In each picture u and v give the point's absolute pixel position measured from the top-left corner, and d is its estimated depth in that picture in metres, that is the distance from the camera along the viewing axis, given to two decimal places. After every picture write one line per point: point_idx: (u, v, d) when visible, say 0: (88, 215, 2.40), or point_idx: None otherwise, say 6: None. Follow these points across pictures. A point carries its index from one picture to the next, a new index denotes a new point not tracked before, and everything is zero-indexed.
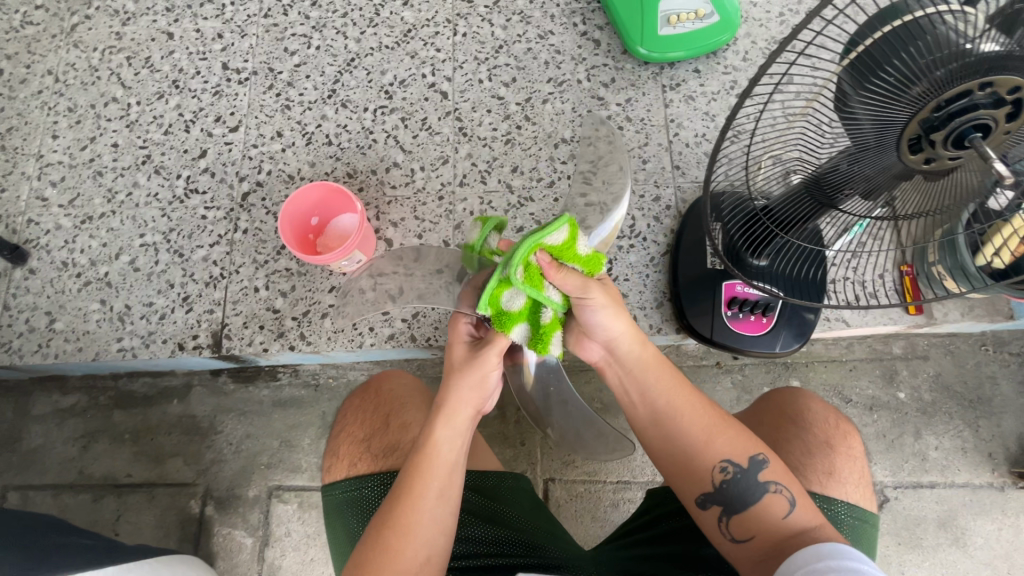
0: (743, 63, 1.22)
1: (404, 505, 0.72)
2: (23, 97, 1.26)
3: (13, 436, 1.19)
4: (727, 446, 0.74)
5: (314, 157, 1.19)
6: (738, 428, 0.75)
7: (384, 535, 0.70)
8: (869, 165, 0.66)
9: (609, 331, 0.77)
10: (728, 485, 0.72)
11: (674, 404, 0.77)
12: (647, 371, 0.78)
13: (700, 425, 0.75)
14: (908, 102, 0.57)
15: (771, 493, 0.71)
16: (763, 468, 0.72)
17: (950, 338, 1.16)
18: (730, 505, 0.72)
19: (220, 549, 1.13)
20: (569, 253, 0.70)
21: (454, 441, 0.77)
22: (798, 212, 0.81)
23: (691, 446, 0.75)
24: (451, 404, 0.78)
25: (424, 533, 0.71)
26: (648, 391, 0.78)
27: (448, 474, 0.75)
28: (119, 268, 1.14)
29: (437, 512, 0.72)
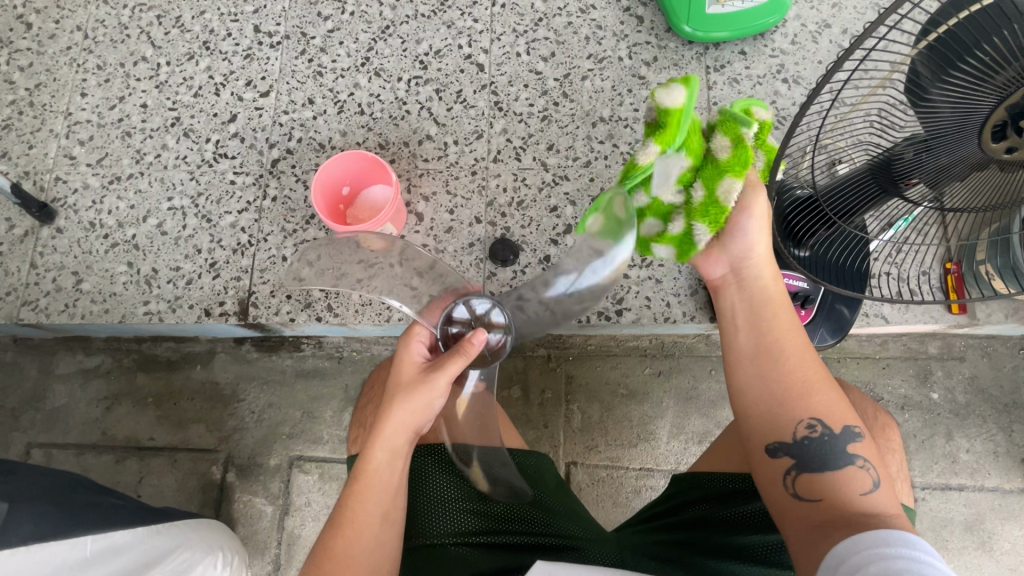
0: (791, 46, 1.17)
1: (347, 532, 0.70)
2: (52, 53, 1.24)
3: (38, 394, 1.19)
4: (823, 404, 0.68)
5: (346, 126, 1.17)
6: (840, 393, 0.70)
7: (324, 568, 0.68)
8: (945, 153, 0.62)
9: (750, 247, 0.74)
10: (812, 442, 0.67)
11: (783, 341, 0.71)
12: (768, 302, 0.74)
13: (802, 372, 0.70)
14: (993, 89, 0.54)
15: (855, 467, 0.65)
16: (855, 440, 0.67)
17: (989, 340, 1.13)
18: (805, 461, 0.66)
19: (240, 516, 1.14)
20: (763, 149, 0.74)
21: (395, 463, 0.74)
22: (860, 196, 0.79)
23: (789, 389, 0.69)
24: (387, 433, 0.74)
25: (365, 561, 0.69)
26: (760, 322, 0.73)
27: (392, 499, 0.73)
28: (146, 231, 1.13)
29: (380, 539, 0.71)
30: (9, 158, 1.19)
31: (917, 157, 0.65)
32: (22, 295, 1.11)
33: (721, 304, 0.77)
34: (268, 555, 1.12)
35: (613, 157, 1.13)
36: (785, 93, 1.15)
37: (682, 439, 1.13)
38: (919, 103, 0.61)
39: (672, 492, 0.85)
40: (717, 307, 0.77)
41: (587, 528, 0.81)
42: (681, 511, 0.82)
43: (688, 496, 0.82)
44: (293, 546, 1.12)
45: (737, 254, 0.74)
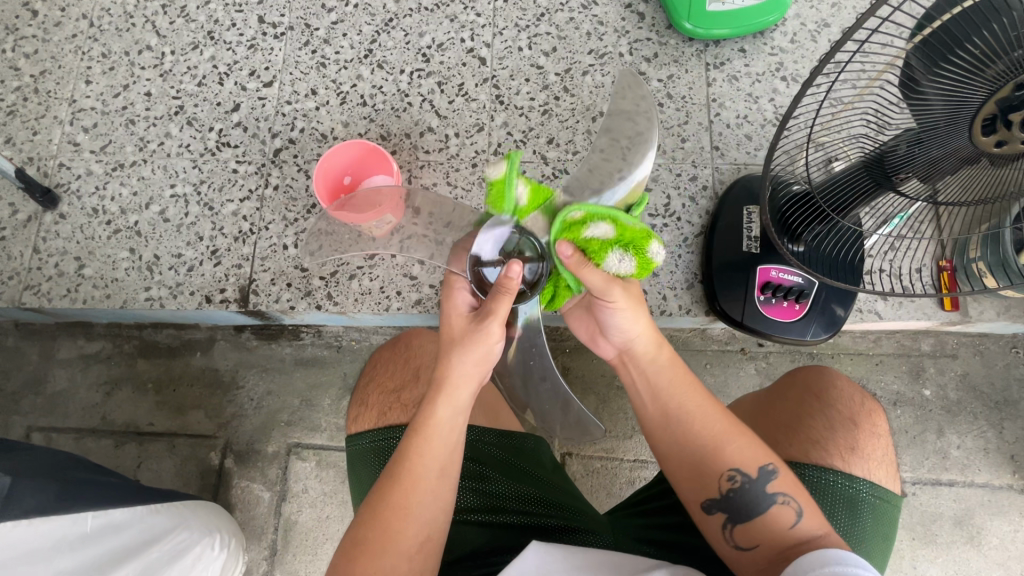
0: (790, 45, 1.18)
1: (403, 485, 0.69)
2: (57, 41, 1.25)
3: (39, 377, 1.20)
4: (737, 454, 0.70)
5: (349, 117, 1.18)
6: (751, 435, 0.72)
7: (382, 514, 0.67)
8: (936, 146, 0.63)
9: (628, 327, 0.78)
10: (736, 493, 0.70)
11: (682, 406, 0.74)
12: (664, 370, 0.77)
13: (708, 430, 0.72)
14: (983, 82, 0.55)
15: (779, 504, 0.68)
16: (773, 478, 0.69)
17: (981, 338, 1.14)
18: (735, 512, 0.69)
19: (238, 501, 1.15)
20: (630, 247, 0.72)
21: (457, 419, 0.73)
22: (855, 189, 0.80)
23: (698, 455, 0.72)
24: (450, 384, 0.74)
25: (423, 513, 0.68)
26: (658, 392, 0.76)
27: (450, 455, 0.72)
28: (149, 218, 1.14)
29: (438, 491, 0.70)
30: (14, 144, 1.20)
31: (909, 152, 0.67)
32: (25, 279, 1.12)
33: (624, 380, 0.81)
34: (265, 540, 1.13)
35: None
36: (783, 91, 1.16)
37: None
38: (913, 96, 0.63)
39: (664, 477, 0.86)
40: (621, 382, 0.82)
41: (581, 510, 0.82)
42: (674, 494, 0.83)
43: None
44: (290, 532, 1.13)
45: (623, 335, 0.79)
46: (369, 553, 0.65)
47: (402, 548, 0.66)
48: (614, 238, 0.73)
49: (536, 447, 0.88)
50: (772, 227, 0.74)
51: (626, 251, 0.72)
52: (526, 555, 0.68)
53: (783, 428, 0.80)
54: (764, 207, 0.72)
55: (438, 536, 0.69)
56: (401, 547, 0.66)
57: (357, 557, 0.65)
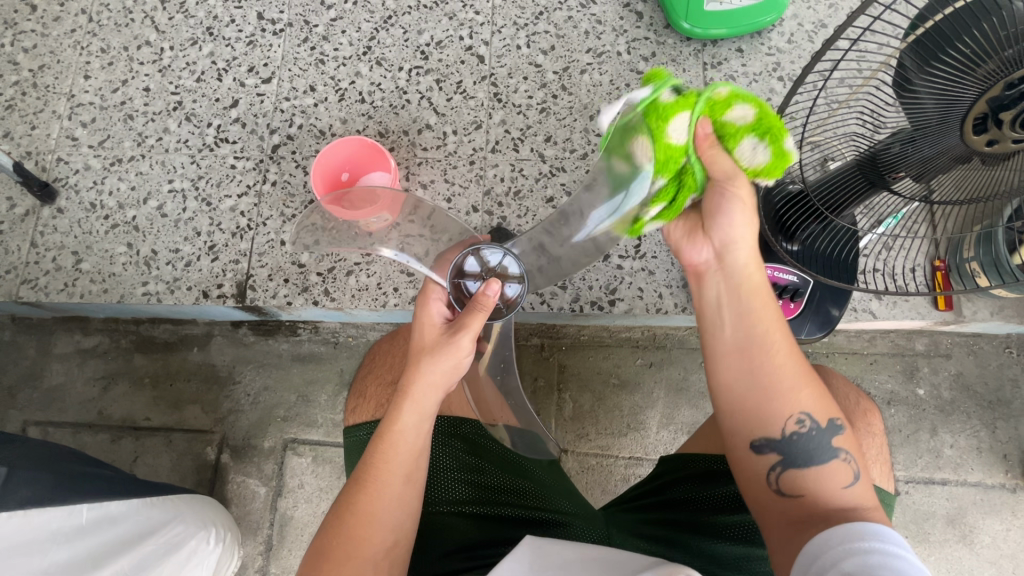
0: (788, 45, 1.19)
1: (368, 493, 0.69)
2: (56, 35, 1.25)
3: (36, 372, 1.20)
4: (809, 398, 0.66)
5: (346, 114, 1.18)
6: (823, 385, 0.68)
7: (346, 520, 0.68)
8: (927, 144, 0.64)
9: (733, 229, 0.68)
10: (799, 436, 0.65)
11: (767, 333, 0.67)
12: (754, 291, 0.68)
13: (788, 365, 0.66)
14: (974, 81, 0.56)
15: (839, 461, 0.65)
16: (837, 433, 0.66)
17: (975, 337, 1.15)
18: (791, 457, 0.65)
19: (234, 496, 1.15)
20: (772, 132, 0.61)
21: (422, 429, 0.73)
22: (851, 188, 0.80)
23: (774, 383, 0.66)
24: (415, 397, 0.73)
25: (389, 521, 0.68)
26: (743, 313, 0.68)
27: (416, 463, 0.71)
28: (147, 213, 1.14)
29: (403, 499, 0.70)
30: (12, 138, 1.20)
31: (902, 151, 0.67)
32: (22, 273, 1.12)
33: (702, 292, 0.71)
34: (260, 535, 1.13)
35: None
36: (780, 91, 1.17)
37: (671, 429, 1.14)
38: (904, 94, 0.63)
39: (658, 473, 0.87)
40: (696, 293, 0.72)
41: (578, 506, 0.82)
42: (667, 490, 0.83)
43: (675, 476, 0.83)
44: (285, 527, 1.13)
45: (723, 238, 0.68)
46: (332, 557, 0.66)
47: (368, 555, 0.66)
48: (759, 118, 0.61)
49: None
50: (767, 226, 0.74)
51: (764, 137, 0.62)
52: (520, 549, 0.69)
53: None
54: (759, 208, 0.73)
55: (405, 541, 0.70)
56: (368, 554, 0.66)
57: (324, 564, 0.66)
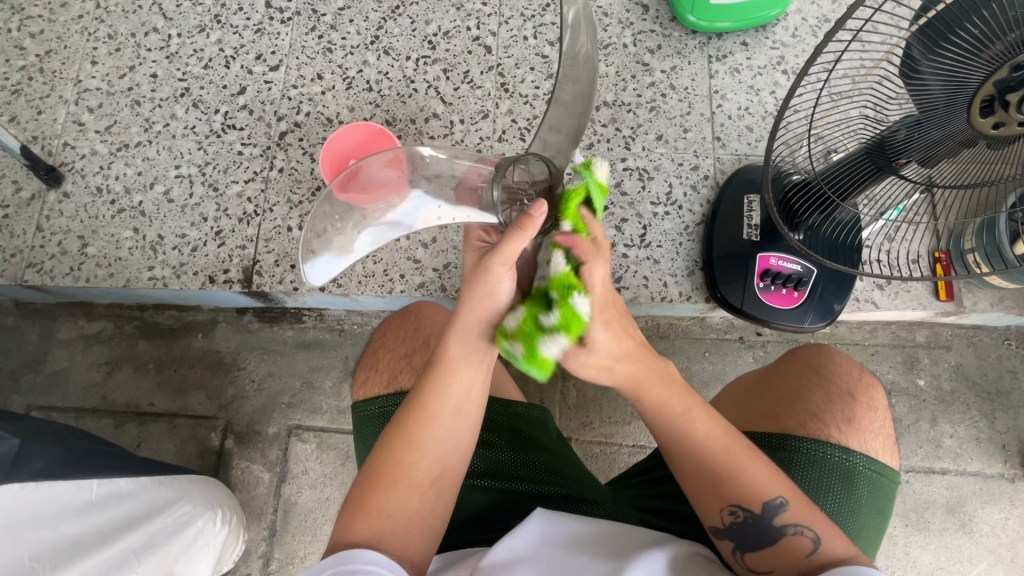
0: (792, 39, 1.20)
1: (420, 418, 0.66)
2: (63, 21, 1.25)
3: (39, 357, 1.20)
4: (741, 491, 0.65)
5: (354, 102, 1.19)
6: (757, 470, 0.65)
7: (398, 446, 0.66)
8: (935, 129, 0.65)
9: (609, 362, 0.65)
10: (738, 526, 0.66)
11: (675, 442, 0.67)
12: (663, 407, 0.67)
13: (705, 469, 0.66)
14: (983, 62, 0.56)
15: (790, 536, 0.65)
16: (781, 511, 0.65)
17: (974, 329, 1.16)
18: (741, 542, 0.67)
19: (238, 481, 1.15)
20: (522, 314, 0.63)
21: (471, 361, 0.66)
22: (858, 173, 0.81)
23: (700, 493, 0.67)
24: (457, 320, 0.64)
25: (437, 450, 0.67)
26: (660, 427, 0.68)
27: (467, 395, 0.68)
28: (153, 197, 1.14)
29: (455, 427, 0.67)
30: (18, 123, 1.20)
31: (908, 137, 0.69)
32: (27, 257, 1.12)
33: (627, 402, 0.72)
34: (264, 521, 1.13)
35: (616, 140, 1.16)
36: (784, 84, 1.18)
37: None
38: (912, 78, 0.65)
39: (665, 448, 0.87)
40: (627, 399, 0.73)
41: (586, 480, 0.83)
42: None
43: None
44: (289, 513, 1.13)
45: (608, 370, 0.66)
46: (382, 482, 0.65)
47: (416, 481, 0.65)
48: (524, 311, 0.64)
49: (542, 417, 0.88)
50: (776, 212, 0.76)
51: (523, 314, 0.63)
52: (532, 519, 0.70)
53: (782, 402, 0.81)
54: (767, 195, 0.74)
55: (453, 473, 0.68)
56: (415, 480, 0.65)
57: (372, 488, 0.65)
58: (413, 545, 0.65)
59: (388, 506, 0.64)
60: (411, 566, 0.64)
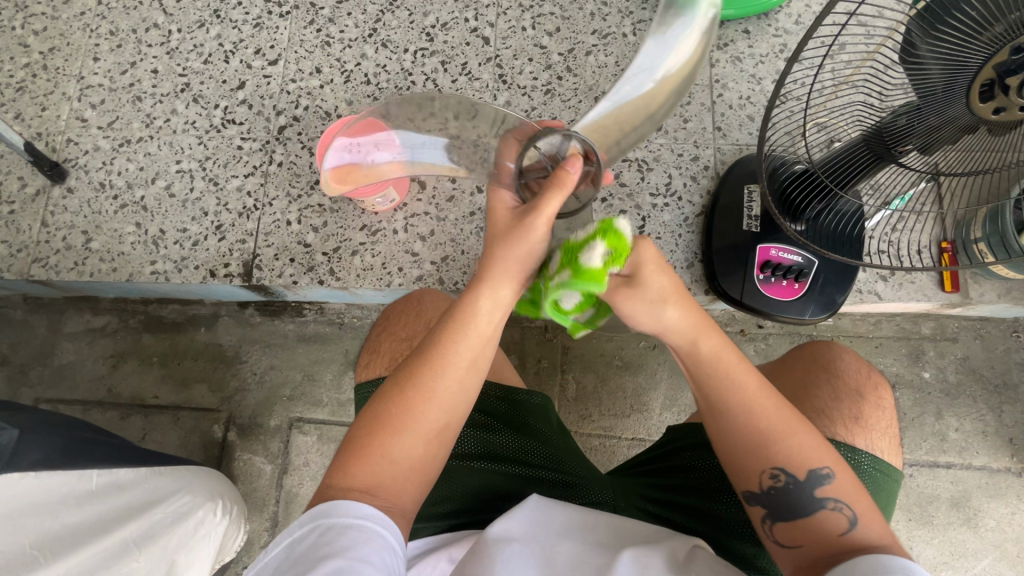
0: (794, 26, 1.18)
1: (432, 366, 0.65)
2: (66, 18, 1.26)
3: (46, 350, 1.22)
4: (786, 455, 0.63)
5: (352, 95, 1.19)
6: (806, 435, 0.64)
7: (406, 391, 0.64)
8: (933, 114, 0.64)
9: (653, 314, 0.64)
10: (778, 493, 0.64)
11: (723, 399, 0.64)
12: (711, 358, 0.64)
13: (750, 430, 0.63)
14: (982, 45, 0.55)
15: (829, 511, 0.62)
16: (823, 483, 0.63)
17: (982, 322, 1.14)
18: (778, 511, 0.64)
19: (240, 473, 1.16)
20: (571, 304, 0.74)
21: (494, 315, 0.67)
22: (855, 164, 0.81)
23: (739, 451, 0.65)
24: (489, 275, 0.67)
25: (445, 401, 0.65)
26: (704, 382, 0.65)
27: (482, 348, 0.67)
28: (155, 192, 1.16)
29: (464, 379, 0.66)
30: (23, 120, 1.21)
31: (908, 123, 0.67)
32: (33, 252, 1.14)
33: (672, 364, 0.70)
34: (266, 512, 1.15)
35: None
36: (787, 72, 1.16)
37: (675, 411, 1.15)
38: (910, 62, 0.63)
39: (666, 440, 0.86)
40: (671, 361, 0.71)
41: (586, 471, 0.83)
42: (675, 456, 0.83)
43: (682, 444, 0.83)
44: (291, 504, 1.15)
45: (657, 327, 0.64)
46: (385, 427, 0.63)
47: (420, 431, 0.64)
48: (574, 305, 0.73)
49: (544, 403, 0.88)
50: (774, 203, 0.73)
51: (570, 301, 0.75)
52: (528, 503, 0.71)
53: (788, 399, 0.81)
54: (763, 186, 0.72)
55: (456, 425, 0.67)
56: (421, 429, 0.64)
57: (375, 430, 0.63)
58: (408, 496, 0.63)
59: (391, 450, 0.63)
60: (404, 516, 0.63)
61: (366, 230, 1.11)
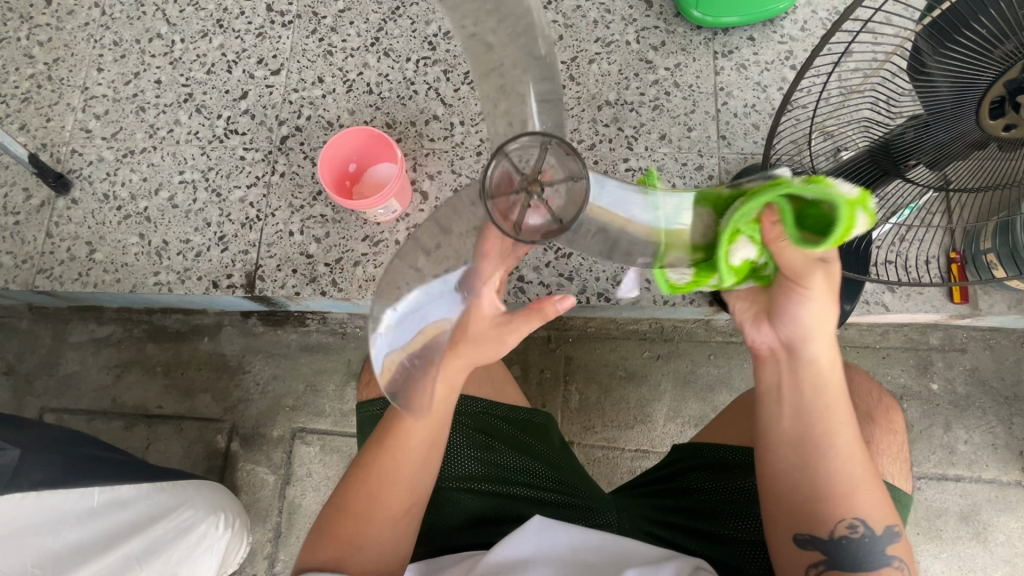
0: (800, 33, 1.16)
1: (389, 454, 0.69)
2: (70, 29, 1.26)
3: (51, 360, 1.23)
4: (868, 505, 0.62)
5: (354, 105, 1.18)
6: (884, 490, 0.63)
7: (367, 480, 0.69)
8: (943, 129, 0.63)
9: (815, 323, 0.60)
10: (845, 540, 0.62)
11: (828, 434, 0.62)
12: (836, 390, 0.63)
13: (846, 474, 0.62)
14: (994, 60, 0.54)
15: (889, 567, 0.62)
16: (893, 541, 0.62)
17: (992, 332, 1.12)
18: (835, 558, 0.61)
19: (244, 483, 1.17)
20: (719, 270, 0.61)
21: (446, 401, 0.68)
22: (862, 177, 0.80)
23: (827, 490, 0.62)
24: (447, 371, 0.66)
25: (405, 483, 0.69)
26: (822, 411, 0.63)
27: (439, 429, 0.70)
28: (158, 204, 1.16)
29: (424, 461, 0.69)
30: (28, 131, 1.22)
31: (917, 138, 0.66)
32: (37, 263, 1.15)
33: (763, 375, 0.65)
34: (269, 522, 1.15)
35: (618, 140, 1.14)
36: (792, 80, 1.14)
37: (679, 422, 1.14)
38: (919, 79, 0.63)
39: (671, 459, 0.86)
40: (757, 374, 0.66)
41: (589, 491, 0.82)
42: (680, 477, 0.82)
43: (687, 465, 0.82)
44: (294, 515, 1.15)
45: (804, 329, 0.61)
46: (351, 515, 0.68)
47: (384, 513, 0.68)
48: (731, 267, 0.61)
49: (546, 423, 0.87)
50: None
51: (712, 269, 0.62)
52: (529, 526, 0.70)
53: None
54: None
55: (422, 499, 0.71)
56: (386, 511, 0.68)
57: (342, 518, 0.68)
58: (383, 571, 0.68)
59: (359, 538, 0.67)
60: None
61: (368, 241, 1.11)
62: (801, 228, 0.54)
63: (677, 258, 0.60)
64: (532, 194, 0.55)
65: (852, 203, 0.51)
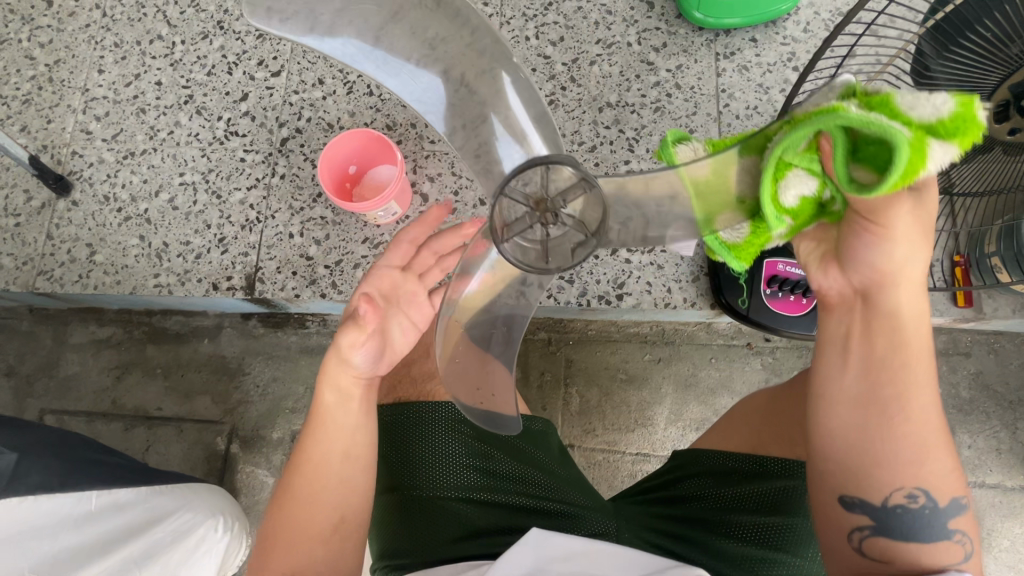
0: (803, 34, 1.16)
1: (302, 473, 0.72)
2: (71, 31, 1.26)
3: (52, 361, 1.23)
4: (931, 475, 0.58)
5: (355, 106, 1.18)
6: (951, 461, 0.60)
7: (286, 503, 0.72)
8: None
9: (902, 265, 0.55)
10: (903, 510, 0.59)
11: (896, 391, 0.58)
12: (914, 345, 0.58)
13: (913, 441, 0.58)
14: (1000, 61, 0.59)
15: (950, 541, 0.58)
16: (959, 514, 0.59)
17: (996, 336, 1.11)
18: (885, 526, 0.59)
19: (243, 486, 1.17)
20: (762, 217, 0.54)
21: (348, 408, 0.75)
22: None
23: (889, 453, 0.59)
24: (329, 373, 0.74)
25: (326, 498, 0.72)
26: (893, 368, 0.58)
27: (350, 440, 0.74)
28: (158, 206, 1.16)
29: (340, 473, 0.73)
30: (29, 132, 1.22)
31: None
32: (38, 265, 1.15)
33: (829, 321, 0.62)
34: None
35: (619, 142, 1.14)
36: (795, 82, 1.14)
37: (680, 426, 1.13)
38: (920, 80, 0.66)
39: (671, 467, 0.86)
40: (823, 320, 0.62)
41: (586, 497, 0.82)
42: (680, 485, 0.82)
43: (687, 473, 0.82)
44: None
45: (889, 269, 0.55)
46: (279, 540, 0.70)
47: (316, 533, 0.71)
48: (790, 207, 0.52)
49: (545, 429, 0.87)
50: None
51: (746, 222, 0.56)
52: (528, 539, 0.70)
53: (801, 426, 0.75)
54: None
55: (353, 516, 0.73)
56: (317, 532, 0.71)
57: (270, 548, 0.70)
58: None
59: (292, 563, 0.69)
60: None
61: (368, 243, 1.10)
62: (852, 163, 0.46)
63: (729, 217, 0.55)
64: (548, 224, 0.52)
65: (913, 138, 0.43)
